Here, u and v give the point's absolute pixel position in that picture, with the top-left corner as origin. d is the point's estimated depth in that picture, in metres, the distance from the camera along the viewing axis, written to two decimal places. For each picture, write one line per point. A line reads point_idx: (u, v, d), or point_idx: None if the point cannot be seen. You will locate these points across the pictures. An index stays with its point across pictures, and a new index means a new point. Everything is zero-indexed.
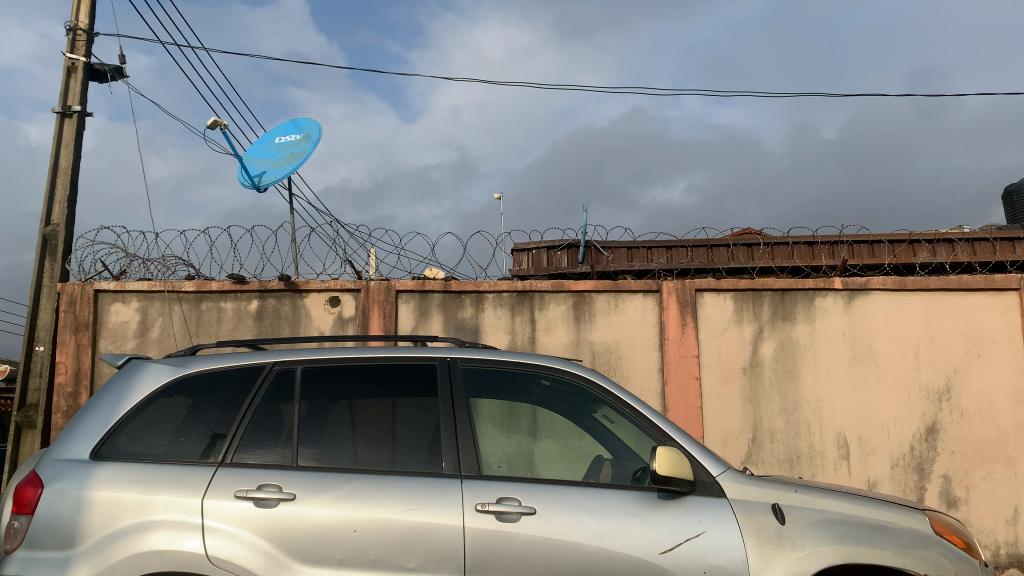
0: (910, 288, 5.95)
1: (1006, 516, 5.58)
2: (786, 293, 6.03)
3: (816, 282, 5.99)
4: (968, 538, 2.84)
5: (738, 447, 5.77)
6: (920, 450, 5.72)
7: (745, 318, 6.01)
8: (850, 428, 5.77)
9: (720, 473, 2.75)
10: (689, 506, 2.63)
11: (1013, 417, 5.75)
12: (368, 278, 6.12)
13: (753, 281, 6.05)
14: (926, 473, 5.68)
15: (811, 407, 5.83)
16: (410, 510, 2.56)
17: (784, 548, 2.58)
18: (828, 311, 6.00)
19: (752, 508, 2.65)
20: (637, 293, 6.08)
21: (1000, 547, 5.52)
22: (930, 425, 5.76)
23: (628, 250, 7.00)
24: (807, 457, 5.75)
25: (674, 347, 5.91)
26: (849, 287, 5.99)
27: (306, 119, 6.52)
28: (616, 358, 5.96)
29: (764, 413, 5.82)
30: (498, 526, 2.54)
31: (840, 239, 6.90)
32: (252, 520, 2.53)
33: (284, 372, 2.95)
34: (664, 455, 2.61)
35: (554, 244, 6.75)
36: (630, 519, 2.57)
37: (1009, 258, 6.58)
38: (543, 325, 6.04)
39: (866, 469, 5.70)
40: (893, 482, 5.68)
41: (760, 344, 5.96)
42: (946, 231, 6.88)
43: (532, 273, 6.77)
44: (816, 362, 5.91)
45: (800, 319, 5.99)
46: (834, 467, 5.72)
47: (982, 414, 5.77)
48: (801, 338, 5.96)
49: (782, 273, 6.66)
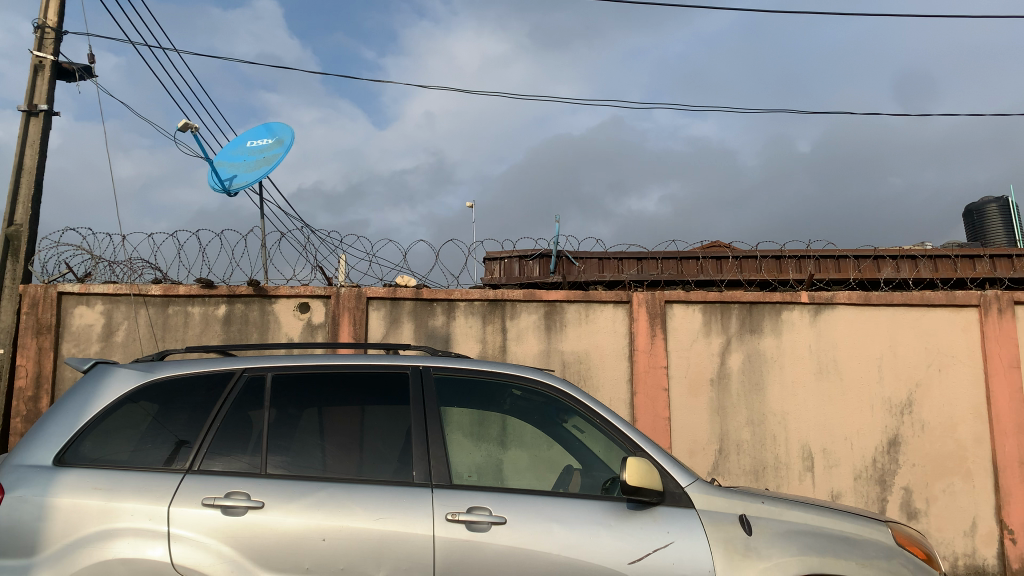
0: (874, 303, 6.07)
1: (965, 528, 5.69)
2: (753, 306, 6.12)
3: (782, 295, 6.08)
4: (929, 549, 2.90)
5: (705, 457, 5.82)
6: (883, 462, 5.82)
7: (714, 330, 6.07)
8: (815, 440, 5.86)
9: (688, 484, 2.78)
10: (658, 516, 2.65)
11: (973, 430, 5.87)
12: (339, 284, 6.09)
13: (721, 293, 6.12)
14: (888, 485, 5.78)
15: (776, 419, 5.90)
16: (381, 519, 2.55)
17: (751, 558, 2.61)
18: (794, 324, 6.08)
19: (721, 519, 2.68)
20: (608, 304, 6.12)
21: (959, 558, 5.64)
22: (893, 438, 5.87)
23: (600, 261, 7.01)
24: (773, 468, 5.82)
25: (643, 358, 5.95)
26: (816, 300, 6.09)
27: (278, 123, 6.47)
28: (586, 368, 5.99)
29: (731, 424, 5.89)
30: (468, 536, 2.54)
31: (807, 254, 6.96)
32: (219, 528, 2.50)
33: (253, 379, 2.93)
34: (635, 465, 2.63)
35: (526, 253, 6.80)
36: (600, 529, 2.59)
37: (971, 274, 6.70)
38: (515, 334, 6.06)
39: (831, 481, 5.79)
40: (856, 493, 5.77)
41: (727, 356, 6.03)
42: (910, 247, 7.01)
43: (504, 281, 6.79)
44: (781, 374, 5.99)
45: (767, 332, 6.07)
46: (799, 478, 5.80)
47: (942, 427, 5.88)
48: (768, 350, 6.03)
49: (750, 286, 6.73)
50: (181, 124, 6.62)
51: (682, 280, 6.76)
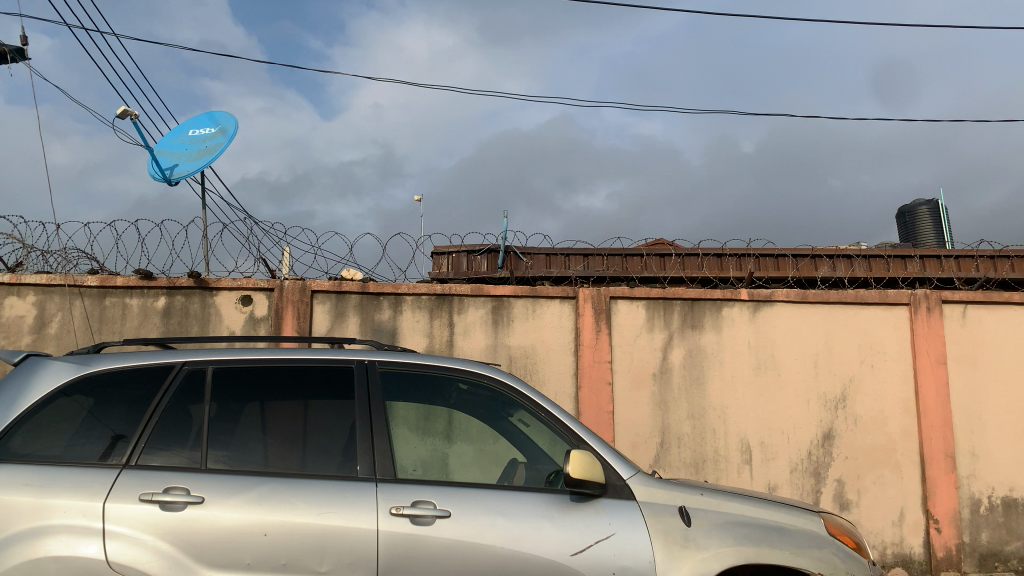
0: (810, 300, 6.25)
1: (894, 518, 5.91)
2: (695, 302, 6.24)
3: (723, 292, 6.21)
4: (859, 538, 3.01)
5: (647, 451, 5.92)
6: (817, 454, 6.00)
7: (657, 325, 6.17)
8: (753, 434, 6.01)
9: (629, 476, 2.83)
10: (599, 508, 2.70)
11: (902, 424, 6.10)
12: (283, 277, 6.01)
13: (664, 290, 6.22)
14: (822, 477, 5.96)
15: (716, 413, 6.04)
16: (324, 513, 2.54)
17: (689, 548, 2.67)
18: (734, 321, 6.22)
19: (661, 510, 2.74)
20: (554, 299, 6.17)
21: (887, 547, 5.85)
22: (827, 431, 6.05)
23: (547, 257, 7.03)
24: (712, 461, 5.95)
25: (588, 353, 6.01)
26: (755, 298, 6.24)
27: (222, 112, 6.35)
28: (532, 363, 6.03)
29: (673, 418, 6.00)
30: (412, 529, 2.55)
31: (748, 252, 7.11)
32: (156, 524, 2.45)
33: (193, 372, 2.88)
34: (577, 458, 2.68)
35: (474, 248, 6.80)
36: (543, 522, 2.62)
37: (902, 274, 6.94)
38: (461, 329, 6.06)
39: (767, 473, 5.95)
40: (791, 485, 5.94)
41: (670, 351, 6.13)
42: (845, 247, 7.23)
43: (451, 276, 6.78)
44: (722, 369, 6.13)
45: (708, 328, 6.20)
46: (737, 470, 5.94)
47: (873, 421, 6.09)
48: (709, 346, 6.16)
49: (692, 283, 6.86)
50: (119, 111, 6.43)
51: (626, 277, 6.85)
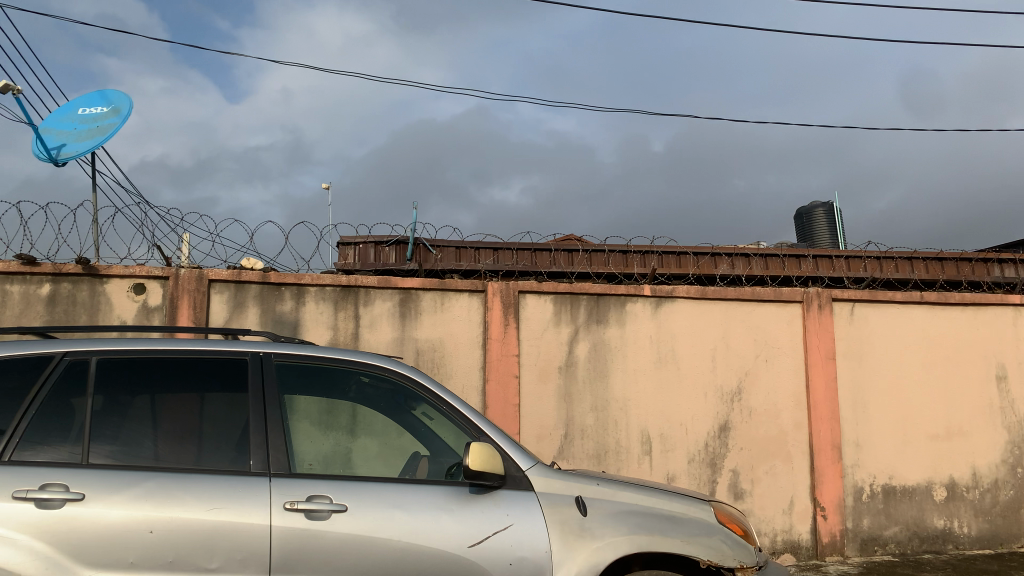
0: (709, 297, 6.45)
1: (783, 506, 6.18)
2: (600, 297, 6.34)
3: (628, 288, 6.34)
4: (746, 526, 3.12)
5: (551, 443, 6.00)
6: (714, 445, 6.21)
7: (563, 319, 6.25)
8: (653, 426, 6.17)
9: (528, 467, 2.85)
10: (498, 500, 2.71)
11: (793, 416, 6.37)
12: (179, 265, 5.78)
13: (571, 284, 6.30)
14: (717, 467, 6.17)
15: (619, 406, 6.16)
16: (215, 509, 2.46)
17: (584, 538, 2.72)
18: (637, 316, 6.36)
19: (558, 501, 2.77)
20: (463, 292, 6.15)
21: (777, 534, 6.12)
22: (723, 423, 6.27)
23: (456, 250, 7.00)
24: (614, 452, 6.07)
25: (495, 346, 6.03)
26: (658, 294, 6.39)
27: (115, 91, 6.05)
28: (439, 356, 6.01)
29: (577, 411, 6.09)
30: (307, 524, 2.50)
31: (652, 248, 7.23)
32: (31, 522, 2.32)
33: (76, 363, 2.73)
34: (477, 451, 2.68)
35: (382, 239, 6.71)
36: (442, 514, 2.61)
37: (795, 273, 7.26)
38: (367, 321, 5.97)
39: (667, 464, 6.11)
40: (689, 476, 6.12)
41: (575, 345, 6.22)
42: (743, 246, 7.50)
43: (357, 267, 6.66)
44: (625, 362, 6.26)
45: (612, 322, 6.31)
46: (638, 461, 6.09)
47: (766, 413, 6.35)
48: (613, 340, 6.28)
49: (598, 279, 6.98)
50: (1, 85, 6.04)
51: (534, 271, 6.92)
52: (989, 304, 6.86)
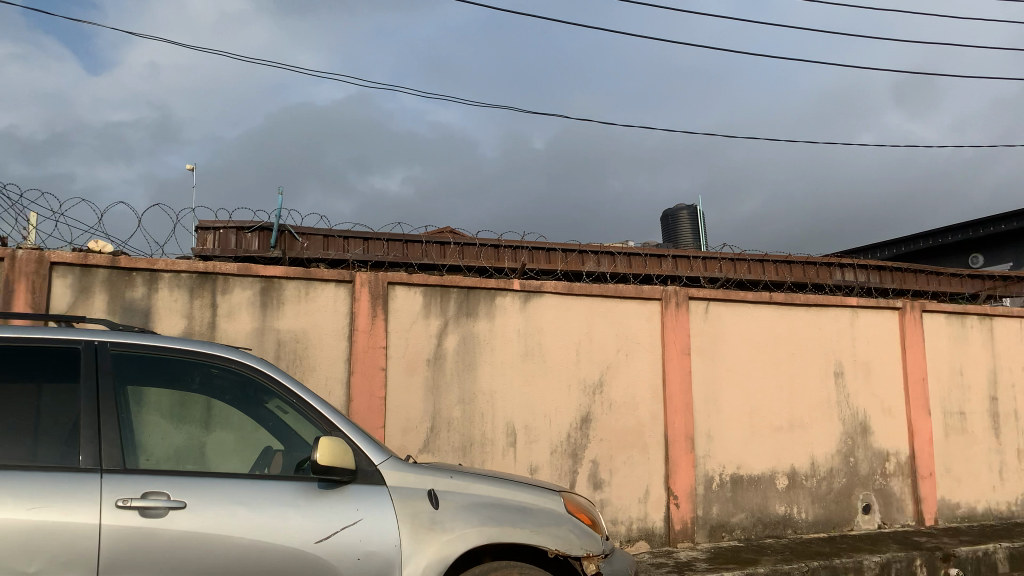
0: (576, 292, 6.60)
1: (639, 495, 6.42)
2: (470, 291, 6.35)
3: (497, 282, 6.39)
4: (594, 516, 3.23)
5: (416, 436, 5.98)
6: (575, 437, 6.38)
7: (432, 312, 6.22)
8: (518, 418, 6.26)
9: (381, 461, 2.82)
10: (348, 495, 2.67)
11: (651, 409, 6.63)
12: (15, 246, 5.35)
13: (441, 277, 6.29)
14: (578, 458, 6.34)
15: (485, 398, 6.22)
16: (37, 508, 2.30)
17: (435, 531, 2.72)
18: (506, 310, 6.43)
19: (409, 494, 2.76)
20: (330, 283, 6.01)
21: (633, 522, 6.35)
22: (585, 415, 6.44)
23: (325, 238, 6.78)
24: (479, 444, 6.12)
25: (361, 338, 5.94)
26: (527, 288, 6.47)
27: None
28: (302, 347, 5.86)
29: (443, 403, 6.10)
30: (140, 523, 2.38)
31: (522, 244, 7.27)
32: None
33: None
34: (327, 446, 2.63)
35: (245, 225, 6.46)
36: (287, 510, 2.54)
37: (656, 271, 7.58)
38: (226, 311, 5.75)
39: (530, 455, 6.22)
40: (551, 467, 6.26)
41: (443, 338, 6.22)
42: (609, 244, 7.73)
43: (217, 254, 6.38)
44: (492, 356, 6.31)
45: (481, 316, 6.35)
46: (502, 453, 6.16)
47: (626, 406, 6.57)
48: (481, 333, 6.32)
49: (469, 272, 7.01)
50: None
51: (404, 263, 6.86)
52: (830, 305, 7.38)
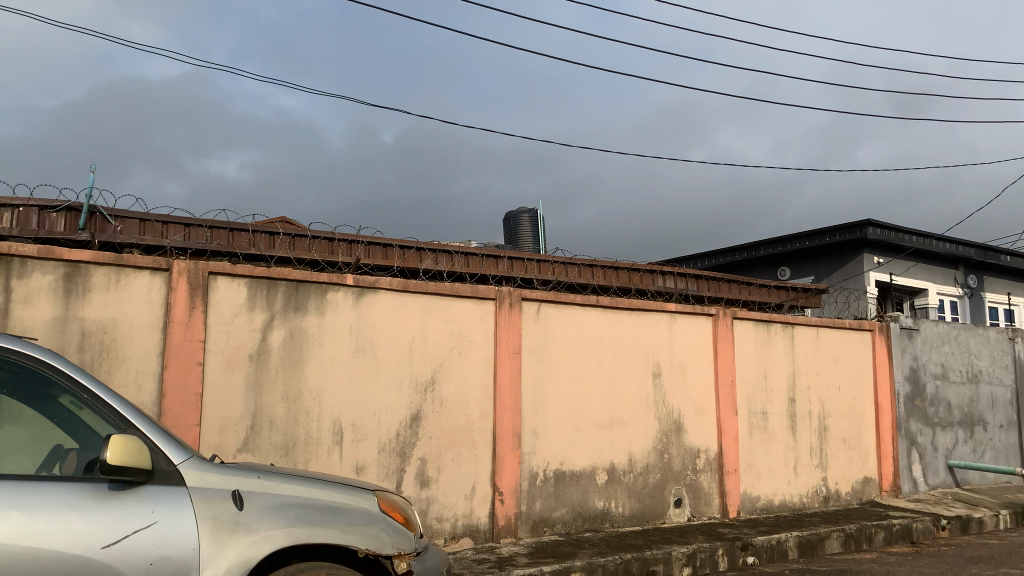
0: (410, 289, 6.56)
1: (465, 493, 6.49)
2: (300, 284, 6.15)
3: (329, 276, 6.22)
4: (408, 514, 3.23)
5: (235, 434, 5.74)
6: (404, 435, 6.34)
7: (258, 305, 5.98)
8: (346, 416, 6.15)
9: (181, 461, 2.68)
10: (143, 497, 2.51)
11: (480, 407, 6.71)
12: None
13: (269, 269, 6.05)
14: (406, 457, 6.31)
15: (312, 395, 6.06)
16: None
17: (238, 533, 2.61)
18: (337, 305, 6.28)
19: (211, 495, 2.64)
20: (144, 270, 5.63)
21: (458, 519, 6.41)
22: (415, 413, 6.43)
23: (141, 222, 6.35)
24: (303, 442, 5.96)
25: (178, 331, 5.61)
26: (360, 284, 6.36)
27: None
28: (110, 339, 5.45)
29: (266, 400, 5.89)
30: None
31: (358, 238, 7.14)
32: None
33: None
34: (120, 444, 2.45)
35: (49, 204, 5.93)
36: (70, 513, 2.36)
37: (491, 271, 7.70)
38: (22, 297, 5.25)
39: (356, 454, 6.13)
40: (377, 465, 6.19)
41: (269, 332, 5.99)
42: (446, 242, 7.74)
43: (15, 234, 5.83)
44: (321, 352, 6.15)
45: (311, 310, 6.17)
46: (327, 452, 6.04)
47: (456, 404, 6.62)
48: (310, 328, 6.14)
49: (300, 265, 6.80)
50: None
51: (231, 253, 6.56)
52: (651, 310, 7.78)
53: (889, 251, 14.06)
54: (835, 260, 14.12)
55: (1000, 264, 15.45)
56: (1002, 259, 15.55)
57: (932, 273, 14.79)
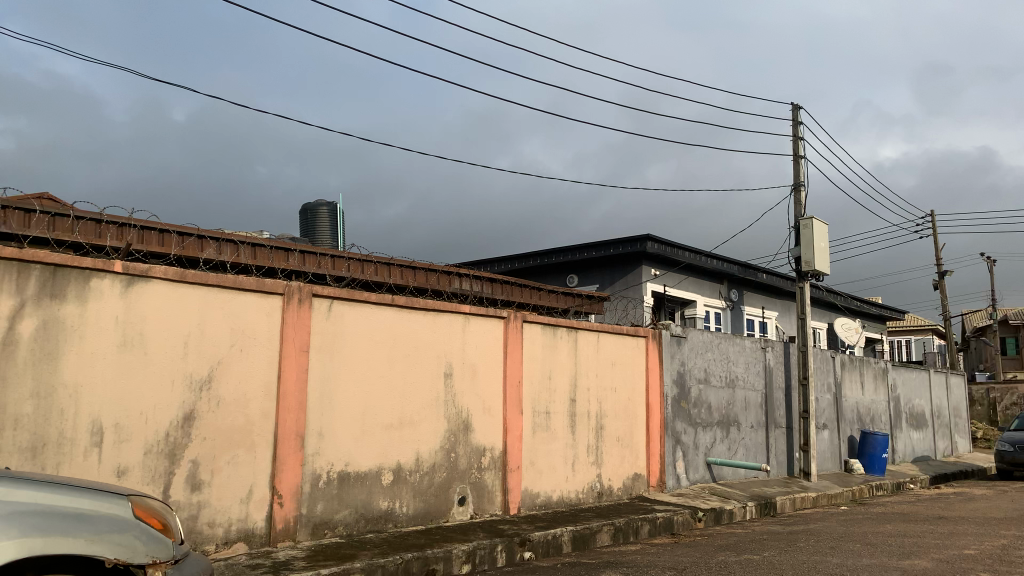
0: (188, 280, 6.14)
1: (241, 496, 6.20)
2: (58, 269, 5.56)
3: (94, 262, 5.68)
4: (167, 519, 3.07)
5: None
6: (175, 436, 5.94)
7: (4, 291, 5.33)
8: (107, 415, 5.66)
9: None
10: None
11: (261, 407, 6.43)
12: None
13: (21, 250, 5.41)
14: (176, 459, 5.92)
15: (68, 393, 5.51)
16: None
17: None
18: (102, 294, 5.75)
19: None
20: None
21: (232, 523, 6.12)
22: (188, 413, 6.04)
23: None
24: (55, 444, 5.42)
25: None
26: (129, 271, 5.86)
27: None
28: None
29: (10, 397, 5.28)
30: None
31: (130, 221, 6.59)
32: None
33: None
34: None
35: None
36: None
37: (281, 265, 7.42)
38: None
39: (118, 456, 5.65)
40: (143, 468, 5.75)
41: (17, 321, 5.37)
42: (232, 232, 7.35)
43: None
44: (80, 344, 5.61)
45: (70, 299, 5.60)
46: (83, 454, 5.53)
47: (235, 403, 6.29)
48: (68, 318, 5.57)
49: (59, 248, 6.16)
50: None
51: None
52: (444, 311, 7.85)
53: (666, 264, 15.23)
54: (619, 270, 15.07)
55: (757, 280, 17.22)
56: (759, 276, 17.37)
57: (701, 286, 16.21)
